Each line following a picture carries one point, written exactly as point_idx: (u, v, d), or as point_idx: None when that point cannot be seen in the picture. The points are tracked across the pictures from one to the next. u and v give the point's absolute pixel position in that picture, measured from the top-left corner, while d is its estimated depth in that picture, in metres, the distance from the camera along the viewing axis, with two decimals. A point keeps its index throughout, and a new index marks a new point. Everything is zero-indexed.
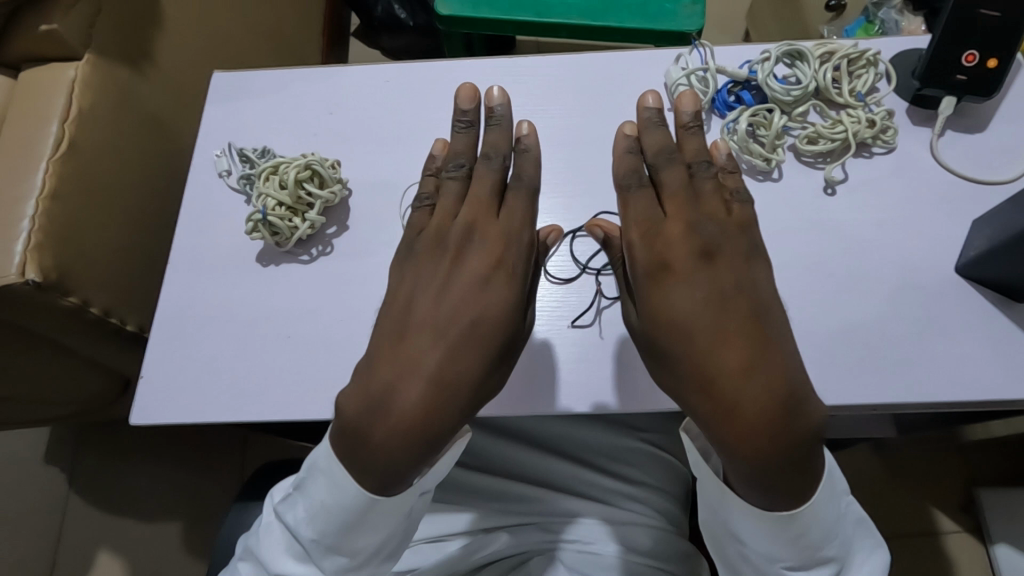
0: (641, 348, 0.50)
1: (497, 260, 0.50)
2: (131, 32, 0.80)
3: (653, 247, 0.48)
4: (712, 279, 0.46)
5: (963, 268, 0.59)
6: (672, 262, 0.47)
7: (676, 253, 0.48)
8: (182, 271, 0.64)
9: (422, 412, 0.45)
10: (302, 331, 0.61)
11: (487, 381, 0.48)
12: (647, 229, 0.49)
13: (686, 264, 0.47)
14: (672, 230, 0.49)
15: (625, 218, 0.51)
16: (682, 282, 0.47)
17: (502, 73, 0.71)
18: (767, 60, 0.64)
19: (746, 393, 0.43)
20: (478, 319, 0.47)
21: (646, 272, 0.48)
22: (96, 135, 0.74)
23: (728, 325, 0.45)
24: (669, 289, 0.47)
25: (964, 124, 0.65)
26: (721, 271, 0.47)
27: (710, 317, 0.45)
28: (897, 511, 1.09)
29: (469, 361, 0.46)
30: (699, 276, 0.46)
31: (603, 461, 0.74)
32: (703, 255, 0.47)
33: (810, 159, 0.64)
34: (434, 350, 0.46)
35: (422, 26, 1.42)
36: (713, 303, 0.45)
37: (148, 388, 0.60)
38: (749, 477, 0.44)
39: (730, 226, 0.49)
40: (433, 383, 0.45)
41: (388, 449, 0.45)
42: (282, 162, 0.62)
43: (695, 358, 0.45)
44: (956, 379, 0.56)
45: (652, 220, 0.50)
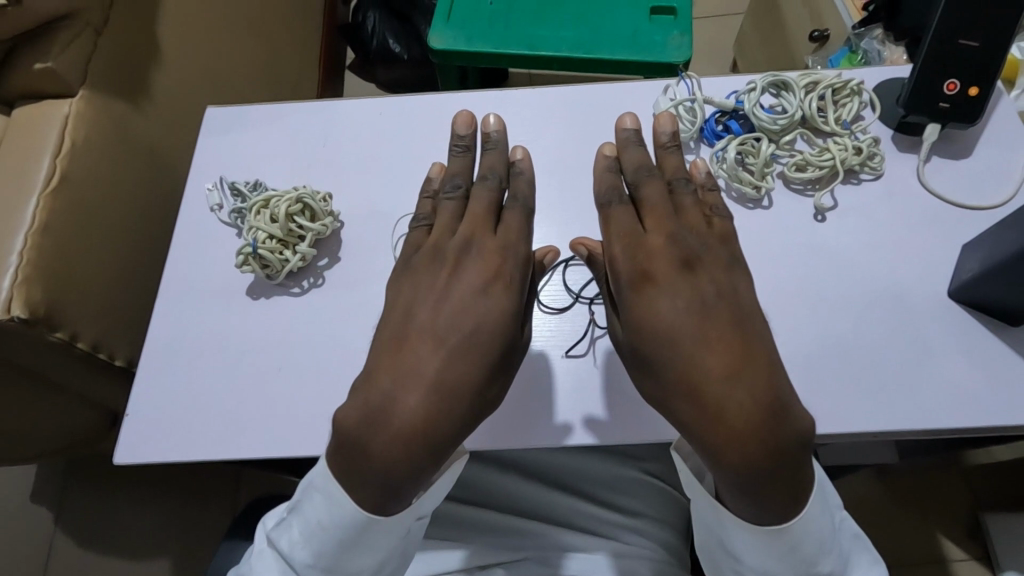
0: (628, 360, 0.49)
1: (495, 271, 0.49)
2: (127, 68, 0.81)
3: (635, 258, 0.48)
4: (694, 287, 0.46)
5: (955, 291, 0.58)
6: (653, 272, 0.47)
7: (657, 264, 0.47)
8: (173, 304, 0.64)
9: (414, 423, 0.44)
10: (292, 364, 0.60)
11: (487, 390, 0.47)
12: (627, 241, 0.49)
13: (668, 273, 0.47)
14: (653, 242, 0.48)
15: (607, 233, 0.50)
16: (665, 291, 0.46)
17: (493, 105, 0.73)
18: (753, 90, 0.65)
19: (732, 397, 0.42)
20: (476, 328, 0.47)
21: (629, 283, 0.47)
22: (89, 169, 0.74)
23: (712, 332, 0.44)
24: (653, 298, 0.46)
25: (949, 150, 0.66)
26: (703, 280, 0.46)
27: (693, 325, 0.44)
28: (902, 537, 1.07)
29: (466, 370, 0.45)
30: (680, 285, 0.46)
31: (602, 492, 0.72)
32: (684, 265, 0.47)
33: (799, 186, 0.65)
34: (433, 359, 0.45)
35: (417, 59, 1.46)
36: (696, 311, 0.45)
37: (134, 425, 0.58)
38: (738, 486, 0.43)
39: (711, 238, 0.50)
40: (434, 391, 0.44)
41: (388, 460, 0.44)
42: (274, 195, 0.62)
43: (682, 366, 0.44)
44: (955, 404, 0.55)
45: (635, 234, 0.49)
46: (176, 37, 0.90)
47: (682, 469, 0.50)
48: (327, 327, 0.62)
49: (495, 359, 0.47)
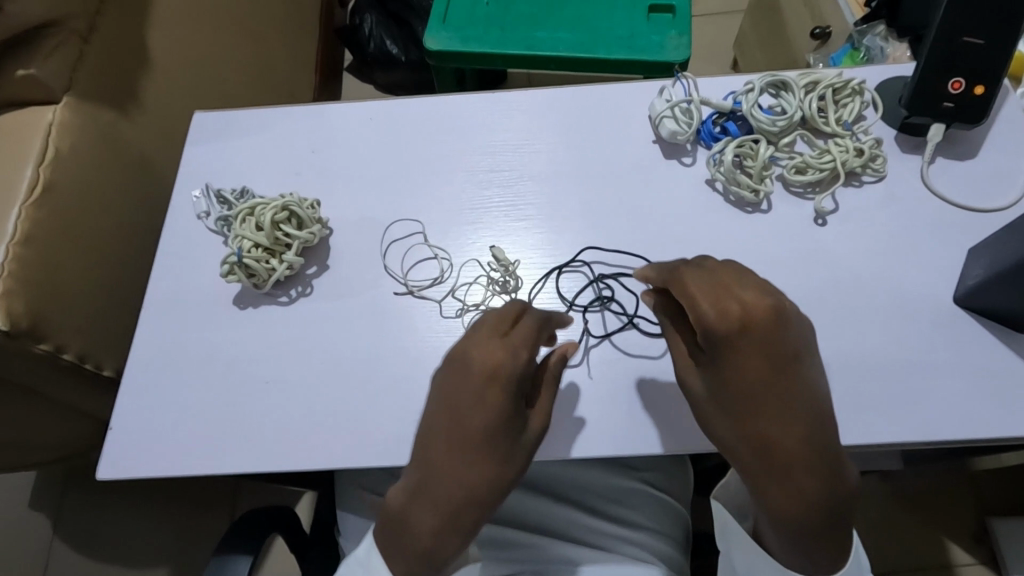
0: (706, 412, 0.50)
1: (493, 373, 0.48)
2: (115, 75, 0.80)
3: (727, 318, 0.45)
4: (776, 355, 0.45)
5: (961, 298, 0.57)
6: (746, 334, 0.45)
7: (759, 317, 0.44)
8: (159, 315, 0.62)
9: (445, 519, 0.50)
10: (281, 375, 0.59)
11: (492, 487, 0.50)
12: (717, 298, 0.46)
13: (766, 327, 0.44)
14: (744, 295, 0.45)
15: (681, 289, 0.48)
16: (753, 359, 0.45)
17: (487, 108, 0.71)
18: (751, 91, 0.63)
19: (805, 462, 0.45)
20: (477, 432, 0.49)
21: (720, 344, 0.46)
22: (74, 177, 0.73)
23: (798, 397, 0.45)
24: (741, 365, 0.45)
25: (954, 151, 0.64)
26: (793, 338, 0.45)
27: (783, 387, 0.45)
28: (908, 543, 1.05)
29: (475, 473, 0.49)
30: (776, 342, 0.45)
31: (603, 504, 0.70)
32: (779, 319, 0.45)
33: (799, 189, 0.63)
34: (475, 465, 0.49)
35: (414, 61, 1.45)
36: (785, 375, 0.45)
37: (118, 439, 0.57)
38: (794, 536, 0.47)
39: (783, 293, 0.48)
40: (452, 495, 0.49)
41: (424, 545, 0.50)
42: (260, 202, 0.60)
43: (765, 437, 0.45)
44: (964, 415, 0.53)
45: (722, 291, 0.46)
46: (166, 43, 0.89)
47: (722, 516, 0.56)
48: (316, 338, 0.60)
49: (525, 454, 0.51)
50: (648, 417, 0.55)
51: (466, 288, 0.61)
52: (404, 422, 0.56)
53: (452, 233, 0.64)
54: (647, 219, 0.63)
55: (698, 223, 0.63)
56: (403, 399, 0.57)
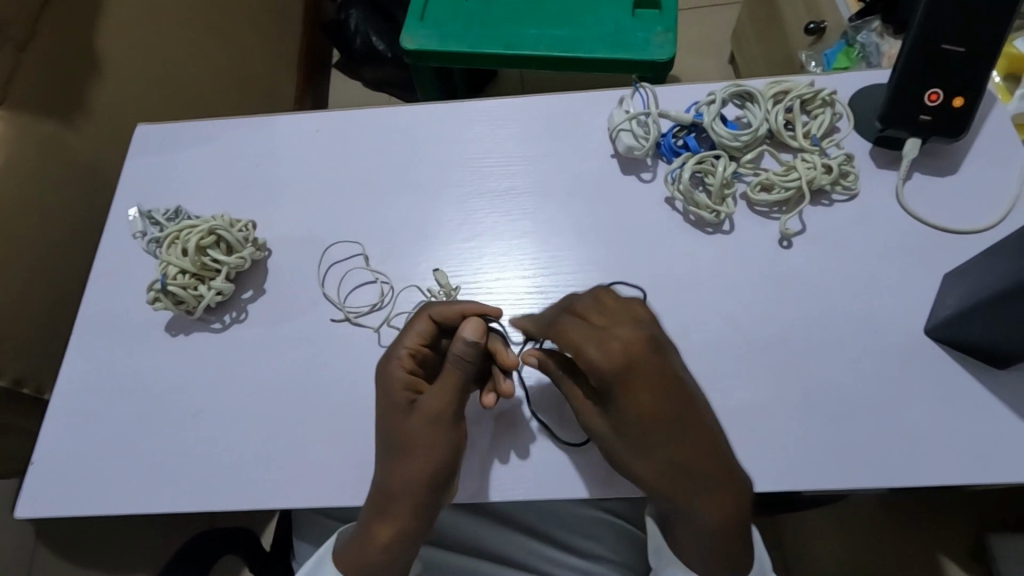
0: (615, 452, 0.49)
1: (387, 369, 0.52)
2: (60, 86, 0.77)
3: (612, 359, 0.45)
4: (659, 381, 0.46)
5: (933, 330, 0.53)
6: (632, 376, 0.45)
7: (639, 370, 0.45)
8: (89, 342, 0.60)
9: (383, 516, 0.50)
10: (210, 408, 0.56)
11: (418, 473, 0.49)
12: (597, 340, 0.45)
13: (647, 378, 0.45)
14: (617, 344, 0.45)
15: (564, 339, 0.47)
16: (644, 391, 0.45)
17: (438, 119, 0.67)
18: (713, 103, 0.59)
19: (702, 496, 0.47)
20: (385, 425, 0.51)
21: (611, 389, 0.46)
22: (8, 194, 0.72)
23: (678, 437, 0.47)
24: (636, 402, 0.46)
25: (933, 166, 0.59)
26: (669, 384, 0.46)
27: (666, 430, 0.47)
28: (899, 561, 1.00)
29: (398, 464, 0.49)
30: (655, 388, 0.45)
31: (565, 536, 0.67)
32: (625, 367, 0.45)
33: (764, 208, 0.59)
34: (388, 458, 0.50)
35: (399, 58, 1.41)
36: (663, 419, 0.46)
37: (40, 474, 0.55)
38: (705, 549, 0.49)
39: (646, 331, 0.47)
40: (381, 488, 0.50)
41: (375, 547, 0.50)
42: (188, 225, 0.57)
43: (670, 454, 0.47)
44: (932, 458, 0.49)
45: (598, 337, 0.46)
46: (121, 50, 0.87)
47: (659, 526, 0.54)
48: (247, 367, 0.57)
49: (428, 436, 0.49)
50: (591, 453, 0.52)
51: (405, 316, 0.58)
52: (335, 459, 0.53)
53: (395, 255, 0.61)
54: (600, 240, 0.60)
55: (654, 244, 0.59)
56: (334, 434, 0.54)
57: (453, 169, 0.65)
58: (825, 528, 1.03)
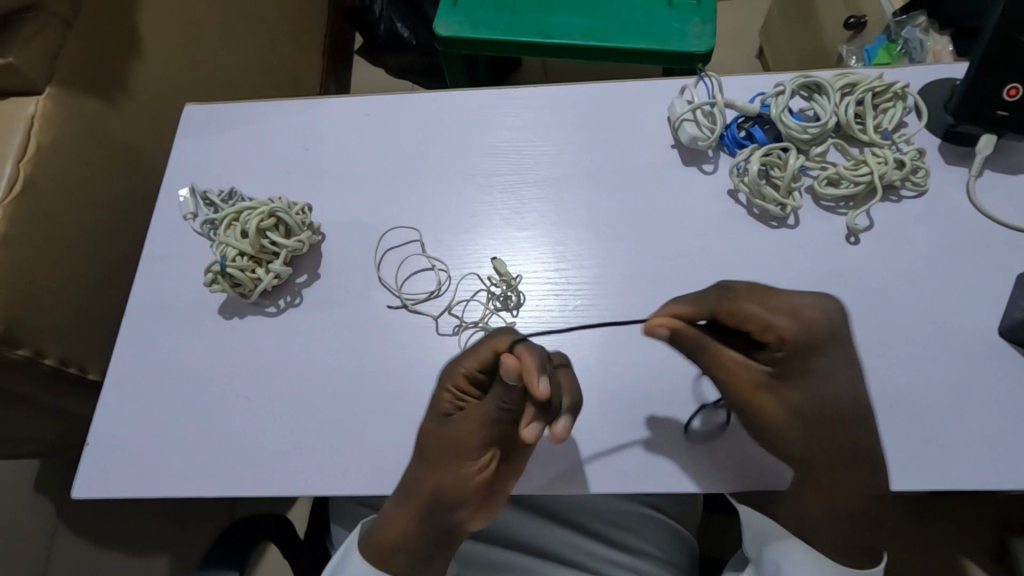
0: (786, 431, 0.48)
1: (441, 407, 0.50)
2: (103, 64, 0.76)
3: (810, 324, 0.46)
4: (835, 347, 0.47)
5: (1007, 330, 0.52)
6: (820, 344, 0.46)
7: (835, 342, 0.47)
8: (141, 324, 0.59)
9: (397, 529, 0.52)
10: (266, 393, 0.55)
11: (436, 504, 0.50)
12: (776, 310, 0.46)
13: (831, 352, 0.47)
14: (814, 315, 0.46)
15: (736, 314, 0.47)
16: (829, 362, 0.47)
17: (492, 105, 0.66)
18: (781, 94, 0.58)
19: (860, 480, 0.48)
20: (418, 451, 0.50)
21: (810, 352, 0.46)
22: (56, 174, 0.70)
23: (841, 414, 0.47)
24: (819, 371, 0.47)
25: (1004, 164, 0.58)
26: (844, 362, 0.47)
27: (841, 402, 0.47)
28: (925, 563, 1.00)
29: (414, 490, 0.50)
30: (836, 366, 0.47)
31: (605, 529, 0.66)
32: (820, 336, 0.46)
33: (830, 203, 0.58)
34: (414, 481, 0.50)
35: (425, 44, 1.38)
36: (846, 392, 0.47)
37: (95, 457, 0.54)
38: (835, 543, 0.50)
39: (825, 314, 0.47)
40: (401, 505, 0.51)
41: (392, 554, 0.53)
42: (246, 207, 0.56)
43: (833, 422, 0.47)
44: (1005, 459, 0.48)
45: (774, 307, 0.46)
46: (160, 28, 0.85)
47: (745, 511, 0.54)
48: (303, 352, 0.57)
49: (449, 453, 0.49)
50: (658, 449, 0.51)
51: (465, 304, 0.57)
52: (391, 448, 0.53)
53: (452, 243, 0.60)
54: (662, 233, 0.59)
55: (716, 238, 0.58)
56: (392, 422, 0.53)
57: (507, 158, 0.64)
58: None
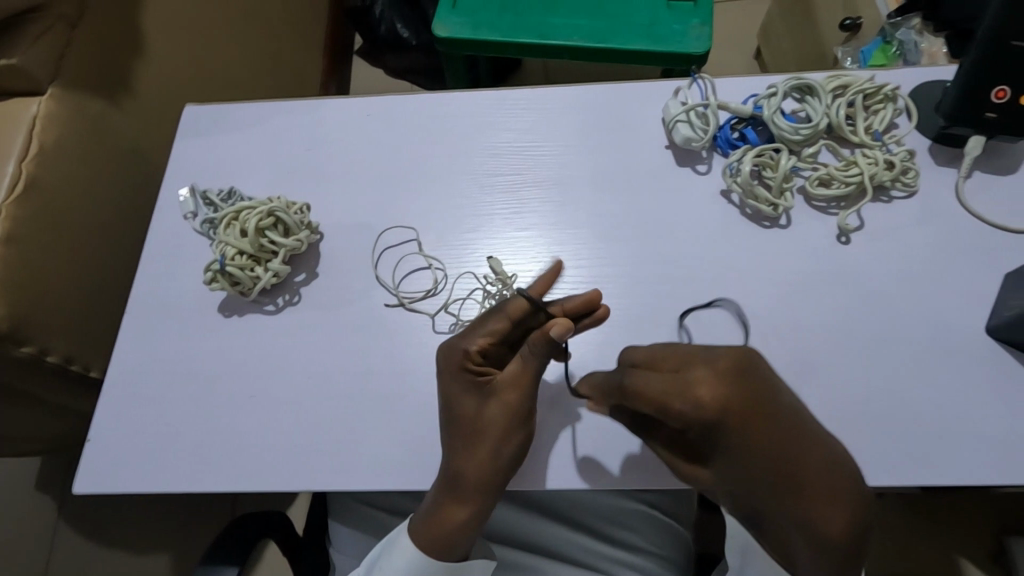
0: (721, 502, 0.44)
1: (469, 370, 0.51)
2: (105, 65, 0.77)
3: (701, 414, 0.39)
4: (759, 434, 0.39)
5: (995, 329, 0.52)
6: (741, 429, 0.39)
7: (751, 431, 0.39)
8: (144, 321, 0.60)
9: (442, 507, 0.51)
10: (266, 390, 0.56)
11: (489, 469, 0.50)
12: (679, 389, 0.41)
13: (758, 439, 0.39)
14: (705, 399, 0.39)
15: (641, 394, 0.43)
16: (753, 449, 0.39)
17: (491, 106, 0.67)
18: (774, 95, 0.59)
19: (818, 561, 0.41)
20: (454, 418, 0.51)
21: (708, 440, 0.40)
22: (59, 173, 0.71)
23: (794, 503, 0.39)
24: (740, 461, 0.40)
25: (994, 164, 0.59)
26: (775, 447, 0.39)
27: (782, 490, 0.39)
28: (921, 562, 1.00)
29: (459, 461, 0.50)
30: (763, 458, 0.39)
31: (602, 525, 0.67)
32: (724, 422, 0.39)
33: (821, 204, 0.59)
34: (464, 453, 0.50)
35: (426, 45, 1.39)
36: (778, 484, 0.39)
37: (99, 454, 0.55)
38: None
39: (744, 389, 0.39)
40: (446, 480, 0.50)
41: (443, 536, 0.51)
42: (245, 207, 0.57)
43: (773, 506, 0.40)
44: (993, 455, 0.49)
45: (674, 389, 0.41)
46: (162, 29, 0.86)
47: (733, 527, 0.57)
48: (303, 350, 0.57)
49: (501, 428, 0.50)
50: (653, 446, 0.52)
51: (462, 302, 0.58)
52: (390, 444, 0.53)
53: (450, 242, 0.61)
54: (656, 233, 0.59)
55: (710, 238, 0.59)
56: (391, 418, 0.54)
57: (507, 158, 0.64)
58: None
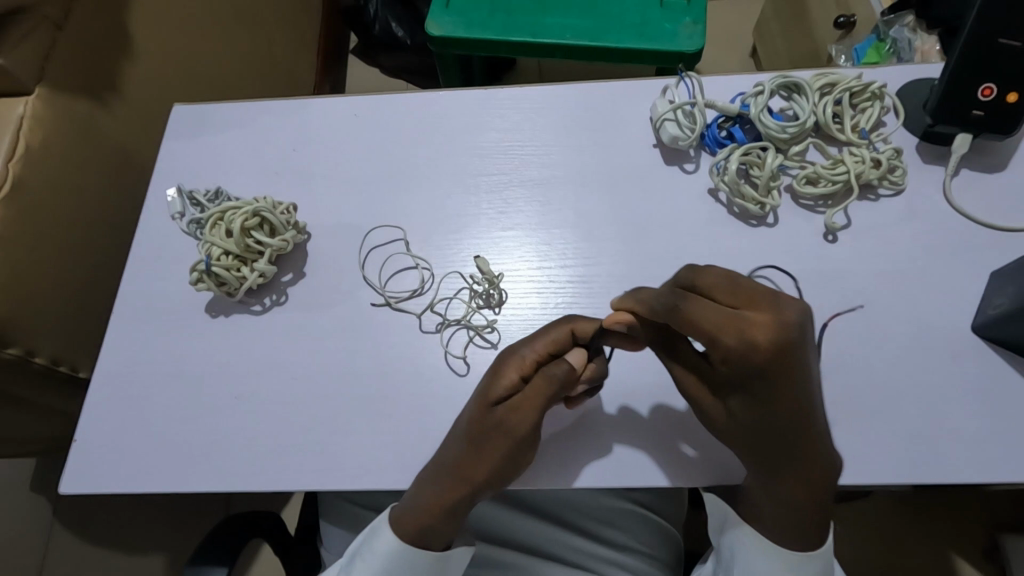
0: (725, 417, 0.47)
1: (503, 377, 0.50)
2: (93, 65, 0.77)
3: (756, 348, 0.42)
4: (792, 365, 0.43)
5: (981, 327, 0.52)
6: (781, 362, 0.42)
7: (787, 360, 0.42)
8: (130, 322, 0.60)
9: (422, 495, 0.51)
10: (251, 391, 0.56)
11: (480, 475, 0.49)
12: (734, 324, 0.43)
13: (790, 367, 0.43)
14: (758, 335, 0.42)
15: (690, 323, 0.44)
16: (784, 376, 0.43)
17: (479, 106, 0.67)
18: (760, 94, 0.59)
19: (806, 477, 0.47)
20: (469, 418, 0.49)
21: (752, 372, 0.43)
22: (46, 174, 0.71)
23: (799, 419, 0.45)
24: (771, 384, 0.43)
25: (981, 162, 0.59)
26: (798, 374, 0.43)
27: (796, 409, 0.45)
28: (915, 559, 1.00)
29: (459, 459, 0.49)
30: (790, 382, 0.43)
31: (591, 524, 0.67)
32: (772, 355, 0.42)
33: (808, 202, 0.59)
34: (466, 452, 0.49)
35: (420, 44, 1.39)
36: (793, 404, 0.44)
37: (83, 454, 0.55)
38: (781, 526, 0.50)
39: (788, 325, 0.42)
40: (442, 472, 0.50)
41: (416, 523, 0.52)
42: (231, 207, 0.57)
43: (783, 422, 0.45)
44: (977, 453, 0.49)
45: (728, 324, 0.43)
46: (150, 29, 0.86)
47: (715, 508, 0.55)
48: (289, 350, 0.57)
49: (509, 442, 0.49)
50: (640, 446, 0.52)
51: (448, 302, 0.58)
52: (375, 444, 0.53)
53: (437, 241, 0.61)
54: (643, 232, 0.59)
55: (696, 237, 0.59)
56: (376, 419, 0.54)
57: (494, 158, 0.64)
58: (842, 526, 1.02)
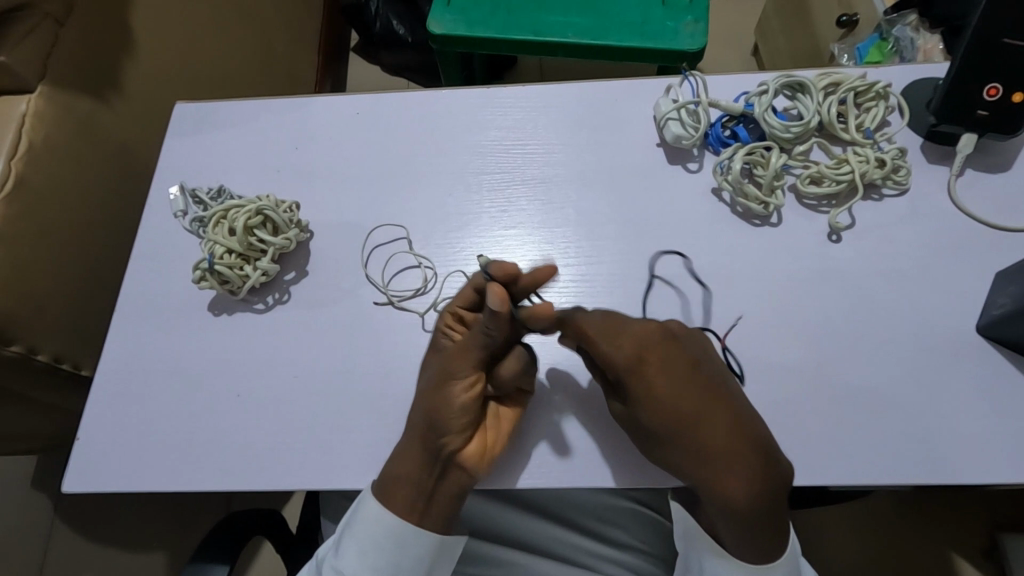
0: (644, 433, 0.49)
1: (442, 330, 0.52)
2: (94, 63, 0.77)
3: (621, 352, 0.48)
4: (663, 367, 0.49)
5: (985, 327, 0.52)
6: (644, 360, 0.48)
7: (654, 358, 0.49)
8: (131, 321, 0.60)
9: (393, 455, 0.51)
10: (253, 390, 0.56)
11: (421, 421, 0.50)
12: (610, 334, 0.49)
13: (665, 365, 0.49)
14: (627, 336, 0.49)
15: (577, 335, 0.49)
16: (661, 377, 0.48)
17: (480, 105, 0.67)
18: (764, 93, 0.58)
19: (735, 478, 0.46)
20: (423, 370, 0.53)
21: (626, 374, 0.49)
22: (47, 171, 0.70)
23: (703, 417, 0.47)
24: (653, 384, 0.48)
25: (985, 162, 0.59)
26: (679, 374, 0.48)
27: (693, 410, 0.48)
28: (914, 558, 1.00)
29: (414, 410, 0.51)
30: (669, 381, 0.48)
31: (589, 522, 0.67)
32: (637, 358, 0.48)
33: (812, 202, 0.59)
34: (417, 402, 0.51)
35: (421, 43, 1.38)
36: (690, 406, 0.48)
37: (85, 453, 0.55)
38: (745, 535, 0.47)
39: (653, 332, 0.49)
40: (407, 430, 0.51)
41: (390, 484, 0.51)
42: (234, 205, 0.57)
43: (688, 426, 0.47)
44: (979, 453, 0.49)
45: (604, 331, 0.49)
46: (151, 27, 0.86)
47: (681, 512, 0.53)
48: (291, 349, 0.57)
49: (441, 383, 0.50)
50: None
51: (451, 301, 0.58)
52: (377, 443, 0.53)
53: (439, 240, 0.61)
54: (646, 231, 0.59)
55: (699, 236, 0.58)
56: (378, 418, 0.54)
57: (496, 157, 0.64)
58: (842, 525, 1.02)
